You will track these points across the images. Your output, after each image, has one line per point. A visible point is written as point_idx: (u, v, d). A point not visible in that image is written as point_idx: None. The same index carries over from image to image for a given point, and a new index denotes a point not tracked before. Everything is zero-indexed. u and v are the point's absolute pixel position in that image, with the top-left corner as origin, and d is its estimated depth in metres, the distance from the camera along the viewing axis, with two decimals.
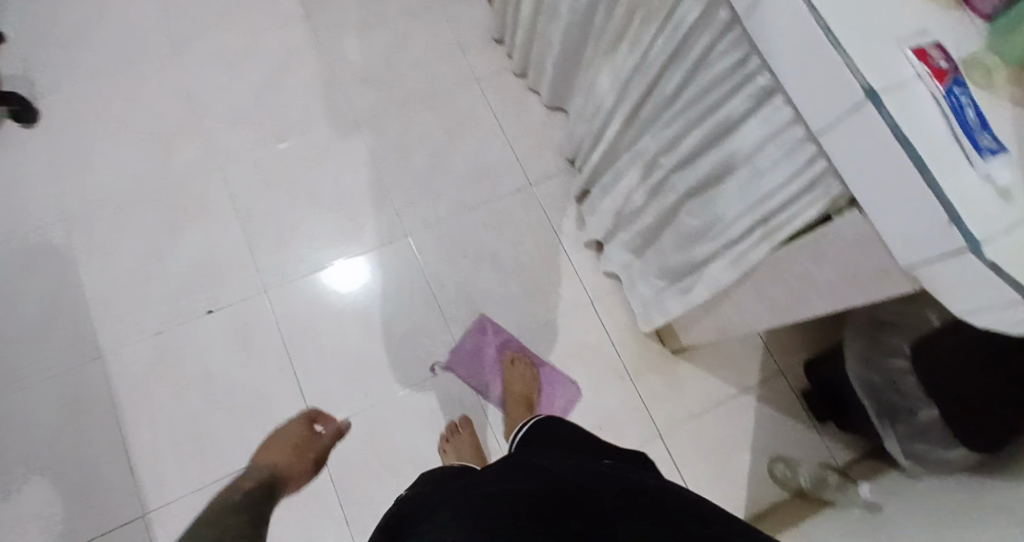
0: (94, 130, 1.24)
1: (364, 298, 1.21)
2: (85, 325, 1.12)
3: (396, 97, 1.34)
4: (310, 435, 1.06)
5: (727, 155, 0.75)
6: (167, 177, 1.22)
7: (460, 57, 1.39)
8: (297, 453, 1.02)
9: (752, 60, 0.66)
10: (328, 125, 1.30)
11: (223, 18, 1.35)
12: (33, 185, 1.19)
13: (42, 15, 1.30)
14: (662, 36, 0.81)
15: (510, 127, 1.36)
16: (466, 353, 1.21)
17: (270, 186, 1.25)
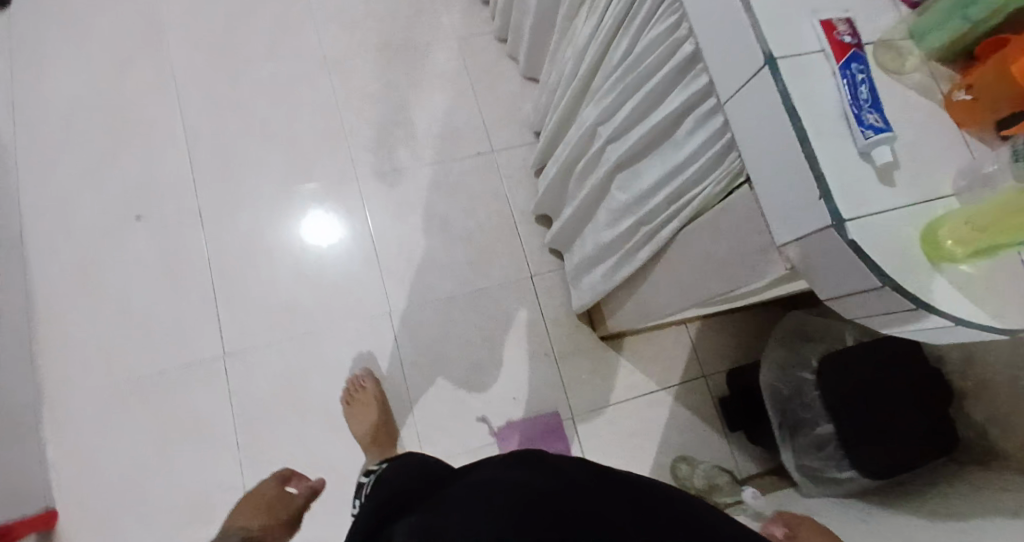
0: (57, 26, 1.22)
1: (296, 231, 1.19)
2: (15, 211, 1.10)
3: (374, 45, 1.37)
4: (282, 495, 0.97)
5: (652, 125, 0.74)
6: (126, 81, 1.21)
7: (446, 16, 1.44)
8: (270, 512, 0.95)
9: (682, 25, 0.65)
10: (300, 59, 1.31)
11: None
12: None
13: None
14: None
15: (482, 92, 1.40)
16: (522, 440, 1.13)
17: (226, 107, 1.23)
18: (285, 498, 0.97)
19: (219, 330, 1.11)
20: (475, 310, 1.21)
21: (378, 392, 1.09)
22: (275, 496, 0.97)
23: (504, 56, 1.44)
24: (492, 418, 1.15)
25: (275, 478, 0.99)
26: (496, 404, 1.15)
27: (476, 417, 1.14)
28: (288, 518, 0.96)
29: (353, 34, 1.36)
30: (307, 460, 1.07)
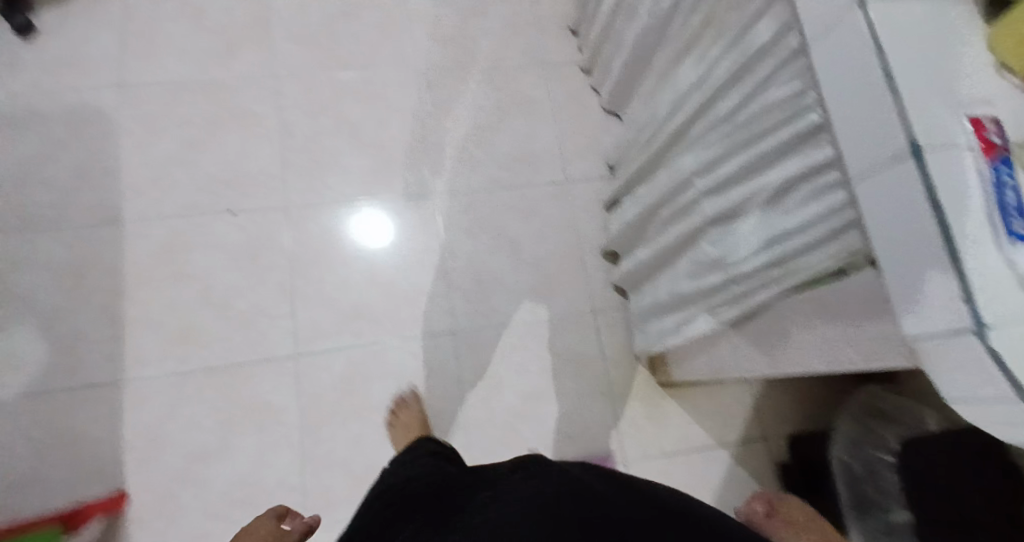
0: (172, 13, 1.27)
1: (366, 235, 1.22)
2: (115, 192, 1.14)
3: (463, 62, 1.39)
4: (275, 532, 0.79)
5: (757, 187, 0.73)
6: (228, 76, 1.25)
7: (535, 42, 1.47)
8: None
9: (809, 95, 0.64)
10: (394, 70, 1.35)
11: None
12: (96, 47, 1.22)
13: None
14: (731, 54, 0.80)
15: (562, 120, 1.42)
16: None
17: (320, 111, 1.28)
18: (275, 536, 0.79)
19: (291, 328, 1.14)
20: (536, 337, 1.22)
21: (421, 413, 1.08)
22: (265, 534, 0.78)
23: (586, 87, 1.46)
24: (543, 450, 1.14)
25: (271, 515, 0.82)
26: (548, 435, 1.15)
27: (528, 447, 1.14)
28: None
29: (445, 48, 1.40)
30: (361, 469, 1.09)
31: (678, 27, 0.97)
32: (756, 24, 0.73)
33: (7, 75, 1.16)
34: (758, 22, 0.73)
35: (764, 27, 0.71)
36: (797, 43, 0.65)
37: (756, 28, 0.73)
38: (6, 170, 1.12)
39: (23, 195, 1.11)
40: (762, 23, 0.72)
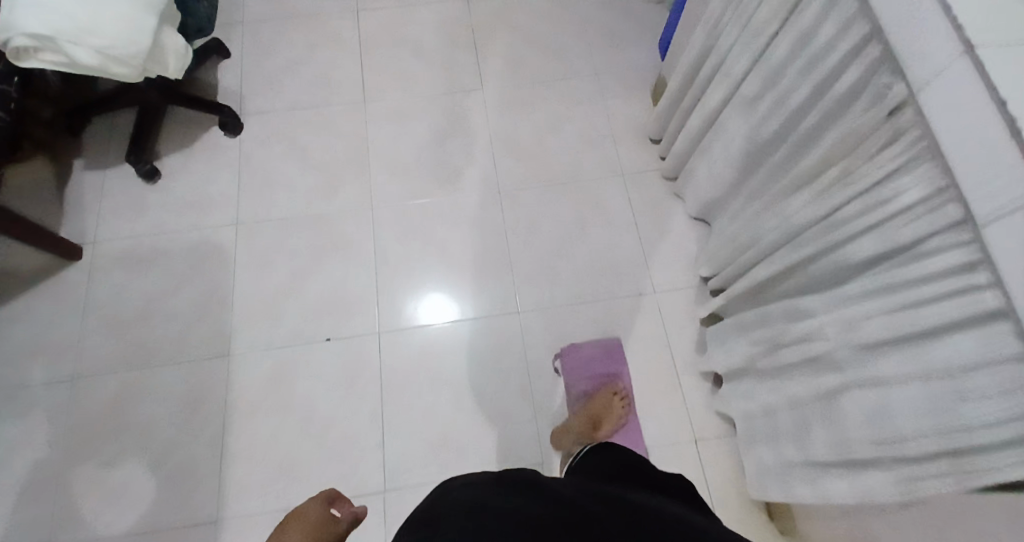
0: (277, 149, 1.39)
1: (454, 356, 1.21)
2: (223, 323, 1.19)
3: (542, 179, 1.44)
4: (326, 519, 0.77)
5: (916, 358, 0.65)
6: (327, 208, 1.33)
7: (613, 153, 1.48)
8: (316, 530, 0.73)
9: (980, 271, 0.56)
10: (479, 191, 1.40)
11: (408, 78, 1.54)
12: (213, 184, 1.33)
13: (265, 49, 1.54)
14: (857, 200, 0.73)
15: (645, 228, 1.39)
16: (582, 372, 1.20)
17: (410, 234, 1.33)
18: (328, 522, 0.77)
19: (382, 460, 1.11)
20: None
21: None
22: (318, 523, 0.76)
23: (669, 192, 1.44)
24: None
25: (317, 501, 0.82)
26: None
27: None
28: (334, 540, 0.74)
29: (526, 167, 1.45)
30: None
31: (781, 159, 0.93)
32: (893, 177, 0.67)
33: (139, 215, 1.29)
34: (896, 176, 0.66)
35: (904, 184, 0.65)
36: (956, 212, 0.58)
37: (894, 183, 0.67)
38: (130, 303, 1.21)
39: (143, 327, 1.19)
40: (901, 178, 0.65)
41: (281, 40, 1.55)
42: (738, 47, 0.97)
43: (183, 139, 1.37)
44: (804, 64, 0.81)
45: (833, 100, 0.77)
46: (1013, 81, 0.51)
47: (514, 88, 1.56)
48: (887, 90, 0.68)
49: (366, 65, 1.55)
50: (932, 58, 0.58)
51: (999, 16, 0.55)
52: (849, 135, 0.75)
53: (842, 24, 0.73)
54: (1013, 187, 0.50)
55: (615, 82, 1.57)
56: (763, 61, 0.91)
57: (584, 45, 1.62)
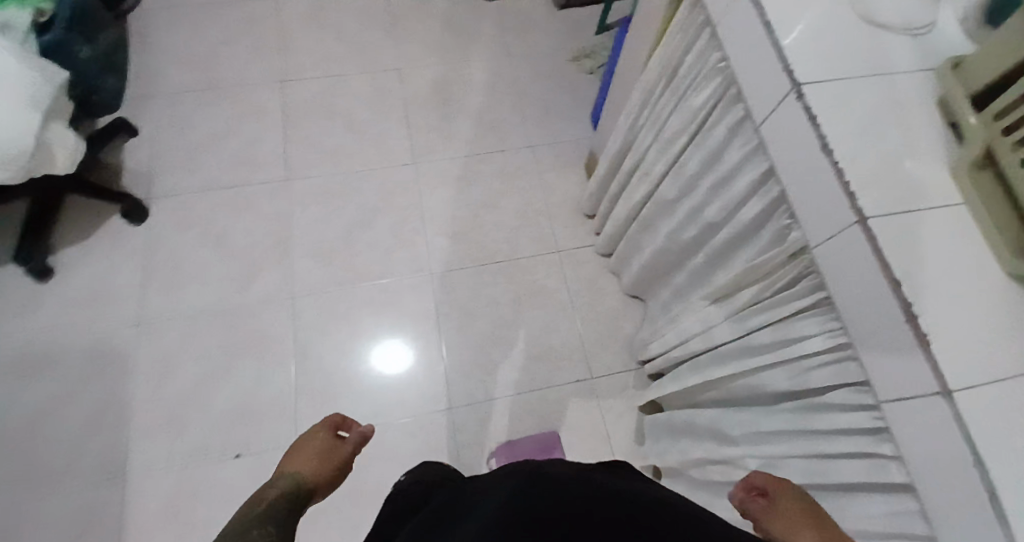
0: (191, 235, 1.31)
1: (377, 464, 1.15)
2: (121, 441, 1.10)
3: (474, 260, 1.40)
4: (331, 441, 0.80)
5: (830, 512, 0.62)
6: (243, 301, 1.26)
7: (548, 229, 1.47)
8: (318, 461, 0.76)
9: (884, 441, 0.53)
10: (408, 273, 1.35)
11: (335, 153, 1.49)
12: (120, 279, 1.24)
13: (182, 126, 1.47)
14: (768, 328, 0.71)
15: (581, 310, 1.36)
16: None
17: (334, 324, 1.26)
18: (334, 445, 0.79)
19: None
20: None
21: None
22: (325, 443, 0.79)
23: (604, 270, 1.41)
24: None
25: (325, 424, 0.83)
26: None
27: None
28: (342, 464, 0.77)
29: (460, 247, 1.41)
30: None
31: (701, 266, 0.92)
32: (798, 316, 0.65)
33: (28, 321, 1.18)
34: (801, 317, 0.64)
35: (809, 328, 0.62)
36: (858, 370, 0.56)
37: (800, 324, 0.64)
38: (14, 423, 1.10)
39: (30, 449, 1.08)
40: (806, 321, 0.63)
41: (199, 115, 1.49)
42: (656, 150, 0.98)
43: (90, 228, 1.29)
44: (715, 181, 0.81)
45: (741, 225, 0.75)
46: (902, 263, 0.50)
47: (447, 160, 1.55)
48: (789, 231, 0.66)
49: (290, 140, 1.49)
50: (824, 214, 0.56)
51: (887, 176, 0.54)
52: (760, 260, 0.72)
53: (744, 153, 0.72)
54: (912, 375, 0.48)
55: (550, 155, 1.60)
56: (678, 170, 0.91)
57: (520, 117, 1.65)
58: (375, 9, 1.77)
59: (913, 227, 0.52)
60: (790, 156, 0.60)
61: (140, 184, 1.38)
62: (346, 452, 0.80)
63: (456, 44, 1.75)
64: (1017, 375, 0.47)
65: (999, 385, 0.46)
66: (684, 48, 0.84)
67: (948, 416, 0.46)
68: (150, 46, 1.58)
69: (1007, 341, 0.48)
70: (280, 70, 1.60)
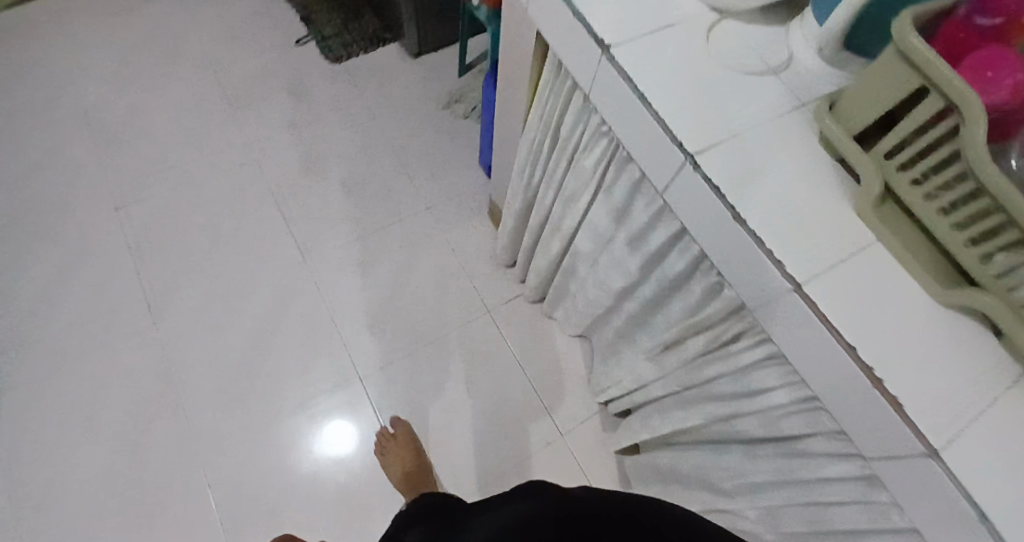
0: (116, 418, 1.28)
1: None
2: None
3: (402, 350, 1.39)
4: None
5: None
6: (149, 473, 1.24)
7: (472, 289, 1.46)
8: None
9: (879, 491, 0.53)
10: (330, 383, 1.35)
11: (215, 277, 1.43)
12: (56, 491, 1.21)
13: (38, 301, 1.37)
14: (723, 377, 0.70)
15: (530, 365, 1.38)
16: None
17: (257, 472, 1.26)
18: None
19: None
20: None
21: None
22: None
23: (540, 316, 1.43)
24: None
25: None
26: None
27: None
28: None
29: (386, 338, 1.40)
30: None
31: (638, 311, 0.91)
32: (752, 368, 0.64)
33: None
34: (757, 369, 0.62)
35: (768, 381, 0.61)
36: (832, 422, 0.55)
37: (757, 377, 0.63)
38: None
39: None
40: (763, 374, 0.62)
41: (53, 282, 1.39)
42: (560, 207, 0.97)
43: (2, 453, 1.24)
44: (629, 235, 0.80)
45: (671, 277, 0.73)
46: (853, 324, 0.49)
47: (337, 248, 1.50)
48: (720, 284, 0.64)
49: (158, 280, 1.42)
50: (755, 281, 0.55)
51: (806, 232, 0.53)
52: (698, 311, 0.71)
53: (652, 212, 0.70)
54: (895, 434, 0.48)
55: (449, 210, 1.56)
56: (589, 225, 0.90)
57: (407, 180, 1.60)
58: (219, 106, 1.64)
59: (846, 280, 0.51)
60: (701, 224, 0.58)
61: (34, 386, 1.30)
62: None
63: (317, 120, 1.65)
64: (985, 407, 0.47)
65: (972, 426, 0.46)
66: (559, 108, 0.83)
67: (940, 475, 0.45)
68: None
69: (969, 372, 0.49)
70: (115, 197, 1.50)
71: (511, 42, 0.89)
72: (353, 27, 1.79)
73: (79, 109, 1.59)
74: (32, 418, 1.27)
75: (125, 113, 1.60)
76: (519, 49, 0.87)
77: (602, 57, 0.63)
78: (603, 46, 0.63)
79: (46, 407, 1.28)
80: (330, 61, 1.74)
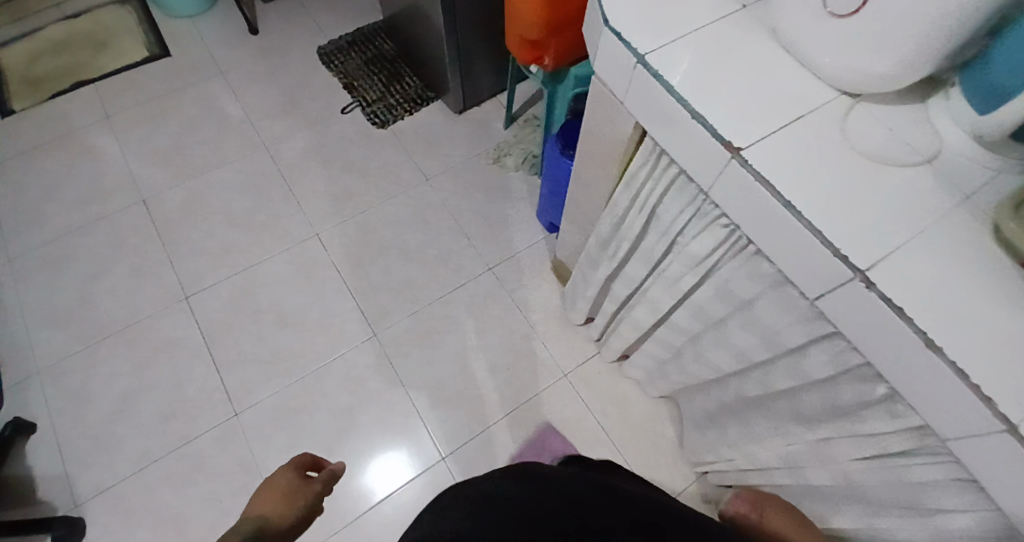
0: (205, 518, 1.26)
1: None
2: None
3: (482, 422, 1.36)
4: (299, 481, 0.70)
5: None
6: None
7: (547, 353, 1.43)
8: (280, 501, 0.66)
9: None
10: (414, 464, 1.32)
11: (286, 361, 1.42)
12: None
13: (113, 401, 1.37)
14: (890, 483, 0.74)
15: (617, 432, 1.35)
16: None
17: None
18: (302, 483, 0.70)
19: None
20: None
21: None
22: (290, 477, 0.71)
23: (621, 377, 1.40)
24: None
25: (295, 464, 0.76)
26: None
27: None
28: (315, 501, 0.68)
29: (464, 411, 1.37)
30: None
31: (762, 396, 0.91)
32: (931, 483, 0.67)
33: None
34: (940, 486, 0.66)
35: (952, 499, 0.65)
36: None
37: (940, 493, 0.66)
38: None
39: None
40: (947, 494, 0.65)
41: (125, 380, 1.39)
42: (656, 284, 0.93)
43: None
44: (751, 327, 0.78)
45: (817, 380, 0.74)
46: None
47: (403, 319, 1.47)
48: (893, 403, 0.65)
49: (229, 368, 1.41)
50: (954, 409, 0.52)
51: (1006, 362, 0.49)
52: (854, 416, 0.73)
53: (796, 320, 0.69)
54: None
55: (513, 269, 1.53)
56: (695, 307, 0.87)
57: (467, 242, 1.57)
58: (273, 183, 1.65)
59: None
60: (879, 341, 0.56)
61: (121, 491, 1.28)
62: (315, 489, 0.69)
63: (370, 189, 1.64)
64: None
65: None
66: (655, 195, 0.79)
67: None
68: (42, 320, 1.45)
69: None
70: (180, 287, 1.50)
71: (593, 124, 0.85)
72: (397, 90, 1.78)
73: (138, 201, 1.61)
74: (124, 527, 1.25)
75: (183, 199, 1.62)
76: (606, 133, 0.83)
77: (730, 160, 0.59)
78: (731, 148, 0.58)
79: (130, 510, 1.26)
80: (375, 126, 1.74)
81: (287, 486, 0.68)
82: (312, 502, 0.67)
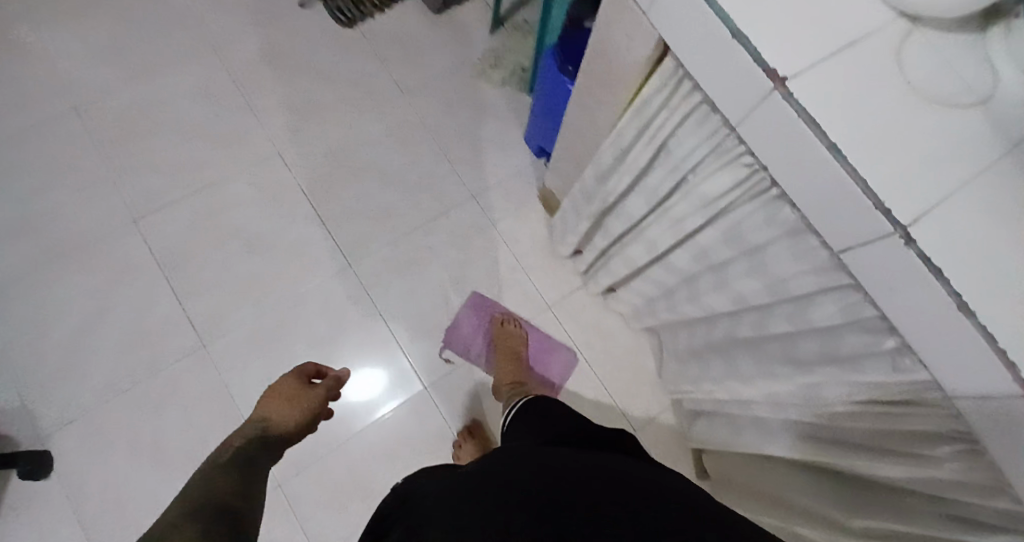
0: (182, 446, 1.24)
1: None
2: None
3: (464, 353, 1.34)
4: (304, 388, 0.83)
5: None
6: None
7: (531, 284, 1.39)
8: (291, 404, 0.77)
9: None
10: (395, 393, 1.31)
11: (258, 288, 1.35)
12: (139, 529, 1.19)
13: (73, 330, 1.29)
14: (877, 429, 0.75)
15: (598, 363, 1.35)
16: None
17: (335, 488, 1.24)
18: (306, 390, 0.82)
19: None
20: None
21: None
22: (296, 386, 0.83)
23: (605, 309, 1.38)
24: None
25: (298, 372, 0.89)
26: None
27: None
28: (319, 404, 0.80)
29: (445, 342, 1.34)
30: None
31: (754, 338, 0.90)
32: (923, 435, 0.67)
33: None
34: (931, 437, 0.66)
35: (943, 451, 0.65)
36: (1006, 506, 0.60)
37: (930, 444, 0.67)
38: None
39: None
40: (936, 444, 0.66)
41: (83, 307, 1.31)
42: (657, 220, 0.88)
43: (69, 493, 1.20)
44: (758, 271, 0.75)
45: (822, 327, 0.72)
46: None
47: (380, 246, 1.40)
48: (903, 358, 0.62)
49: (196, 296, 1.34)
50: (976, 372, 0.50)
51: None
52: (853, 365, 0.72)
53: (810, 267, 0.66)
54: None
55: (496, 195, 1.46)
56: (697, 246, 0.83)
57: (448, 165, 1.48)
58: (233, 94, 1.49)
59: None
60: (905, 300, 0.53)
61: (91, 420, 1.24)
62: (320, 393, 0.81)
63: (341, 103, 1.51)
64: None
65: None
66: (670, 127, 0.72)
67: None
68: None
69: None
70: (136, 208, 1.39)
71: (604, 41, 0.76)
72: None
73: (82, 111, 1.45)
74: (97, 455, 1.22)
75: (133, 110, 1.46)
76: (620, 51, 0.74)
77: (773, 92, 0.52)
78: (776, 78, 0.51)
79: (103, 440, 1.23)
80: (343, 27, 1.57)
81: (294, 391, 0.81)
82: (317, 405, 0.79)
